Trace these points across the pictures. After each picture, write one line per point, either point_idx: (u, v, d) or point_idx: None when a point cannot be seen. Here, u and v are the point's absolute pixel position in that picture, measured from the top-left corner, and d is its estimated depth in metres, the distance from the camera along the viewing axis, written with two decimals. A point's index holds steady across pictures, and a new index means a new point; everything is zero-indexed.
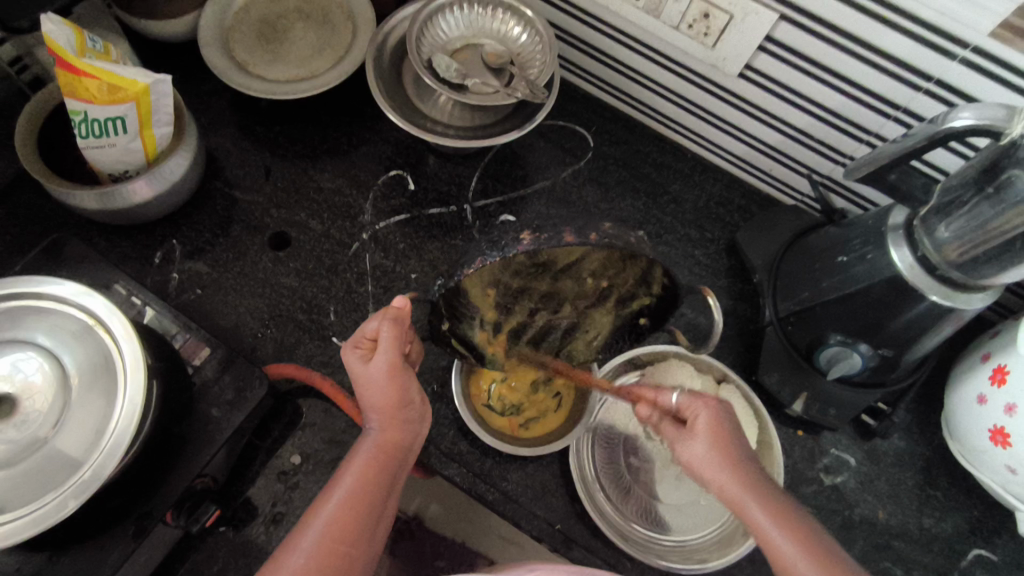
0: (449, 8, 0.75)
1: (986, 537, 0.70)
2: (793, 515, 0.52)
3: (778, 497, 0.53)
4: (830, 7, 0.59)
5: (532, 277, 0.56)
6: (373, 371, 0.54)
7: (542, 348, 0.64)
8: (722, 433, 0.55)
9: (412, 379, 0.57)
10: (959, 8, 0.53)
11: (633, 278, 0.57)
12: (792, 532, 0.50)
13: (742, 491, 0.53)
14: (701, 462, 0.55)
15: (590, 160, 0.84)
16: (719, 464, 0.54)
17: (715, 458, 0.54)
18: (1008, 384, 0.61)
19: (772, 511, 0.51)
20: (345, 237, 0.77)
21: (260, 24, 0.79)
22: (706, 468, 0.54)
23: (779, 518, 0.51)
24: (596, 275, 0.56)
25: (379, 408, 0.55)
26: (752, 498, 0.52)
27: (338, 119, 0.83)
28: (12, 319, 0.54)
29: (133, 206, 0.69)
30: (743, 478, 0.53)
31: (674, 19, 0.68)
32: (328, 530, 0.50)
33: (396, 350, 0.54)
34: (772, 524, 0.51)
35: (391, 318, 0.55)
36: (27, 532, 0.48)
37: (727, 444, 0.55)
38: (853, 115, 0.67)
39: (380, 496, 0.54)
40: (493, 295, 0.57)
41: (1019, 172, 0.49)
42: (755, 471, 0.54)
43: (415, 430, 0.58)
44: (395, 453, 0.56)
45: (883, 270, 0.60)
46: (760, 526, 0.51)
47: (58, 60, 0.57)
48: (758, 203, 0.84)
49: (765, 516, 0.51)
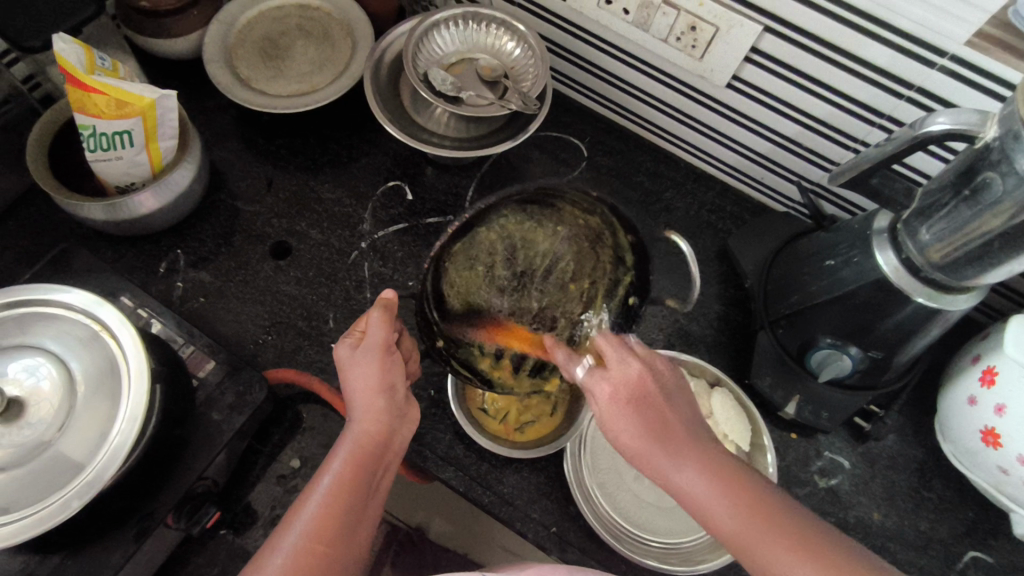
0: (444, 24, 0.78)
1: (982, 538, 0.70)
2: (725, 469, 0.51)
3: (709, 454, 0.52)
4: (811, 18, 0.61)
5: (518, 294, 0.65)
6: (359, 354, 0.59)
7: (546, 368, 0.66)
8: (639, 412, 0.53)
9: (399, 369, 0.60)
10: (935, 17, 0.54)
11: (610, 260, 0.65)
12: (727, 492, 0.50)
13: (665, 462, 0.52)
14: (627, 437, 0.53)
15: (584, 169, 0.86)
16: (646, 434, 0.52)
17: (640, 426, 0.53)
18: (997, 385, 0.61)
19: (705, 471, 0.51)
20: (344, 246, 0.79)
21: (262, 42, 0.82)
22: (636, 445, 0.53)
23: (712, 476, 0.51)
24: (576, 278, 0.64)
25: (362, 393, 0.58)
26: (685, 464, 0.51)
27: (338, 132, 0.85)
28: (22, 326, 0.57)
29: (138, 217, 0.71)
30: (672, 442, 0.52)
31: (662, 33, 0.70)
32: (307, 530, 0.51)
33: (385, 331, 0.59)
34: (708, 487, 0.50)
35: (380, 306, 0.60)
36: (36, 530, 0.50)
37: (653, 409, 0.54)
38: (838, 123, 0.69)
39: (363, 487, 0.54)
40: (486, 319, 0.64)
41: (994, 175, 0.51)
42: (683, 440, 0.53)
43: (398, 423, 0.59)
44: (376, 443, 0.56)
45: (869, 273, 0.61)
46: (692, 492, 0.50)
47: (69, 78, 0.59)
48: (750, 210, 0.86)
49: (697, 476, 0.51)
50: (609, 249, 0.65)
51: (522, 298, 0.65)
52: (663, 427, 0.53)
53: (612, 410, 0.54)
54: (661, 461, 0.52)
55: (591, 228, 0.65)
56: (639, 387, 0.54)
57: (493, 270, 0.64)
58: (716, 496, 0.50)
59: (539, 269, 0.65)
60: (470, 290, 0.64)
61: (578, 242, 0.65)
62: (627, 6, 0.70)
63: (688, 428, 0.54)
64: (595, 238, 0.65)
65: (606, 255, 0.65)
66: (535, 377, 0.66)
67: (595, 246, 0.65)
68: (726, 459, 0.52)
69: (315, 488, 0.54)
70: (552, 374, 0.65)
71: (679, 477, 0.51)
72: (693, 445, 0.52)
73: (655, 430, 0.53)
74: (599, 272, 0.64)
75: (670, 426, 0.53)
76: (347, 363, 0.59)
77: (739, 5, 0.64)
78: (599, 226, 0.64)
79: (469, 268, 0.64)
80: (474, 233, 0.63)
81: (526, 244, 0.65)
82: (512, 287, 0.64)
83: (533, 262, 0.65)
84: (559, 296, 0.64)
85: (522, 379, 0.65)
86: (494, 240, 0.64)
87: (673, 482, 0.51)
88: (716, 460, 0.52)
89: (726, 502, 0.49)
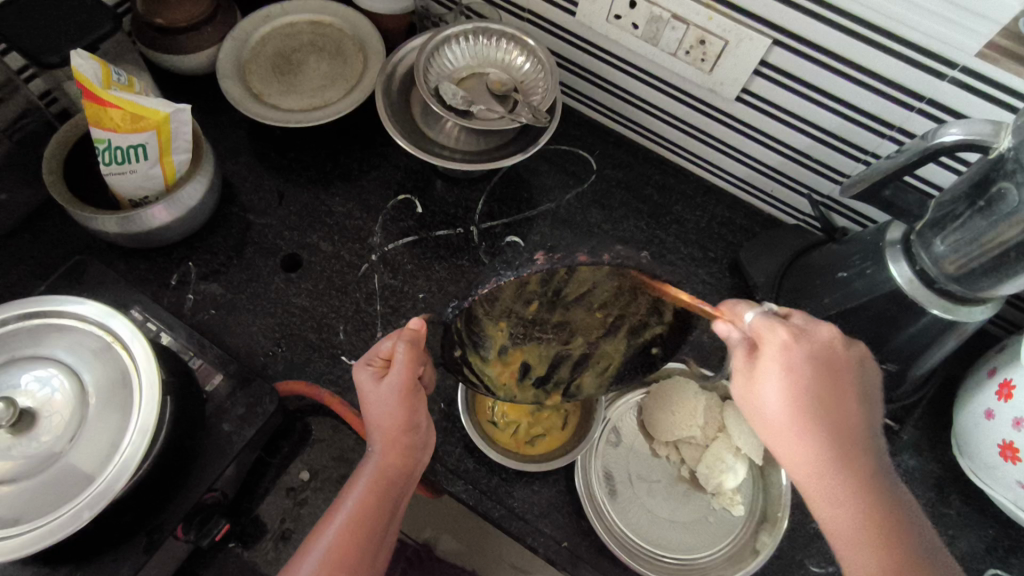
0: (455, 39, 0.78)
1: (1002, 556, 0.69)
2: (868, 466, 0.53)
3: (851, 448, 0.53)
4: (820, 32, 0.61)
5: (543, 308, 0.60)
6: (381, 388, 0.58)
7: (550, 381, 0.64)
8: (802, 380, 0.52)
9: (420, 402, 0.60)
10: (946, 29, 0.55)
11: (645, 306, 0.59)
12: (868, 523, 0.50)
13: (816, 451, 0.52)
14: (791, 422, 0.52)
15: (593, 183, 0.86)
16: (807, 415, 0.52)
17: (800, 401, 0.52)
18: (1014, 399, 0.60)
19: (843, 460, 0.52)
20: (355, 258, 0.79)
21: (274, 58, 0.83)
22: (785, 425, 0.53)
23: (846, 470, 0.52)
24: (606, 307, 0.59)
25: (385, 429, 0.58)
26: (836, 473, 0.52)
27: (350, 145, 0.86)
28: (36, 338, 0.57)
29: (151, 230, 0.72)
30: (827, 432, 0.52)
31: (672, 47, 0.71)
32: (327, 556, 0.53)
33: (408, 369, 0.57)
34: (845, 481, 0.52)
35: (406, 339, 0.57)
36: (40, 544, 0.49)
37: (833, 388, 0.53)
38: (849, 136, 0.69)
39: (382, 518, 0.57)
40: (506, 326, 0.60)
41: (1009, 185, 0.51)
42: (842, 437, 0.52)
43: (418, 456, 0.60)
44: (395, 477, 0.58)
45: (882, 285, 0.61)
46: (823, 481, 0.52)
47: (85, 92, 0.60)
48: (760, 223, 0.85)
49: (840, 464, 0.52)
50: (650, 301, 0.58)
51: (547, 311, 0.60)
52: (826, 415, 0.52)
53: (787, 364, 0.52)
54: (812, 459, 0.52)
55: (637, 278, 0.54)
56: (821, 358, 0.53)
57: (521, 295, 0.57)
58: (845, 495, 0.51)
59: (571, 293, 0.58)
60: (501, 301, 0.56)
61: (619, 282, 0.55)
62: (636, 20, 0.71)
63: (848, 424, 0.53)
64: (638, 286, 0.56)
65: (643, 300, 0.58)
66: (540, 389, 0.64)
67: (634, 291, 0.56)
68: (879, 485, 0.52)
69: (336, 512, 0.56)
70: (554, 389, 0.64)
71: (821, 464, 0.52)
72: (853, 434, 0.53)
73: (821, 421, 0.52)
74: (634, 308, 0.59)
75: (826, 408, 0.53)
76: (369, 393, 0.58)
77: (748, 19, 0.64)
78: (645, 280, 0.54)
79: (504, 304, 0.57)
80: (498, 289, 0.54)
81: (570, 279, 0.55)
82: (541, 301, 0.59)
83: (565, 284, 0.56)
84: (585, 317, 0.61)
85: (527, 387, 0.64)
86: (537, 282, 0.55)
87: (804, 466, 0.53)
88: (872, 488, 0.52)
89: (861, 529, 0.50)
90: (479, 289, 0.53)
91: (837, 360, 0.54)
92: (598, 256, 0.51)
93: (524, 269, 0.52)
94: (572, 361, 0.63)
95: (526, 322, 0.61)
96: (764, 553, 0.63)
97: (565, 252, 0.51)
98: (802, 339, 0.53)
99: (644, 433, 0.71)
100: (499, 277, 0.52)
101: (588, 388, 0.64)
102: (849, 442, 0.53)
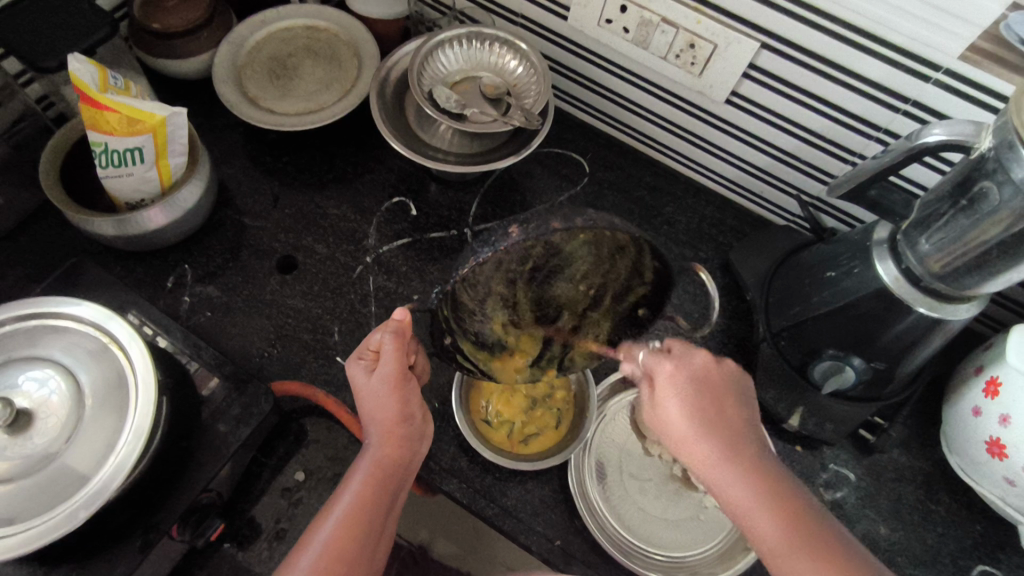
0: (448, 43, 0.80)
1: (991, 553, 0.69)
2: (768, 467, 0.55)
3: (746, 447, 0.55)
4: (806, 35, 0.62)
5: (529, 287, 0.58)
6: (374, 381, 0.59)
7: (543, 358, 0.66)
8: (693, 386, 0.57)
9: (413, 393, 0.61)
10: (930, 33, 0.56)
11: (626, 270, 0.57)
12: (768, 505, 0.52)
13: (711, 449, 0.54)
14: (693, 437, 0.55)
15: (586, 184, 0.87)
16: (694, 418, 0.56)
17: (693, 414, 0.56)
18: (1001, 396, 0.61)
19: (736, 455, 0.54)
20: (349, 261, 0.80)
21: (270, 62, 0.84)
22: (685, 433, 0.56)
23: (750, 474, 0.54)
24: (589, 279, 0.57)
25: (380, 421, 0.59)
26: (730, 468, 0.54)
27: (344, 149, 0.87)
28: (32, 339, 0.57)
29: (147, 232, 0.72)
30: (723, 439, 0.55)
31: (662, 50, 0.72)
32: (326, 551, 0.53)
33: (398, 360, 0.59)
34: (746, 481, 0.53)
35: (392, 331, 0.58)
36: (37, 543, 0.50)
37: (713, 407, 0.56)
38: (836, 137, 0.70)
39: (380, 511, 0.57)
40: (499, 314, 0.60)
41: (990, 184, 0.52)
42: (726, 429, 0.56)
43: (414, 447, 0.61)
44: (392, 469, 0.59)
45: (869, 283, 0.61)
46: (727, 484, 0.53)
47: (82, 96, 0.61)
48: (750, 224, 0.86)
49: (736, 466, 0.54)
50: (631, 264, 0.56)
51: (533, 292, 0.59)
52: (718, 419, 0.56)
53: (670, 394, 0.57)
54: (704, 452, 0.55)
55: (615, 240, 0.52)
56: (698, 378, 0.58)
57: (502, 277, 0.55)
58: (762, 503, 0.52)
59: (553, 269, 0.56)
60: (484, 286, 0.55)
61: (598, 249, 0.53)
62: (627, 24, 0.72)
63: (738, 424, 0.57)
64: (618, 249, 0.53)
65: (625, 263, 0.56)
66: (535, 365, 0.67)
67: (613, 257, 0.55)
68: (780, 477, 0.54)
69: (333, 508, 0.57)
70: (548, 365, 0.67)
71: (720, 467, 0.54)
72: (743, 438, 0.56)
73: (706, 419, 0.56)
74: (614, 276, 0.58)
75: (714, 408, 0.57)
76: (363, 387, 0.60)
77: (737, 22, 0.65)
78: (625, 241, 0.52)
79: (480, 289, 0.55)
80: (474, 274, 0.53)
81: (550, 251, 0.52)
82: (525, 282, 0.57)
83: (548, 258, 0.53)
84: (570, 291, 0.59)
85: (522, 369, 0.66)
86: (516, 261, 0.53)
87: (723, 473, 0.54)
88: (774, 479, 0.54)
89: (762, 506, 0.52)
90: (461, 271, 0.51)
91: (727, 382, 0.59)
92: (570, 222, 0.48)
93: (500, 243, 0.49)
94: (562, 338, 0.65)
95: (513, 310, 0.60)
96: (756, 550, 0.63)
97: (538, 222, 0.48)
98: (693, 363, 0.59)
99: (638, 432, 0.72)
100: (478, 255, 0.50)
101: (581, 360, 0.67)
102: (744, 443, 0.56)
